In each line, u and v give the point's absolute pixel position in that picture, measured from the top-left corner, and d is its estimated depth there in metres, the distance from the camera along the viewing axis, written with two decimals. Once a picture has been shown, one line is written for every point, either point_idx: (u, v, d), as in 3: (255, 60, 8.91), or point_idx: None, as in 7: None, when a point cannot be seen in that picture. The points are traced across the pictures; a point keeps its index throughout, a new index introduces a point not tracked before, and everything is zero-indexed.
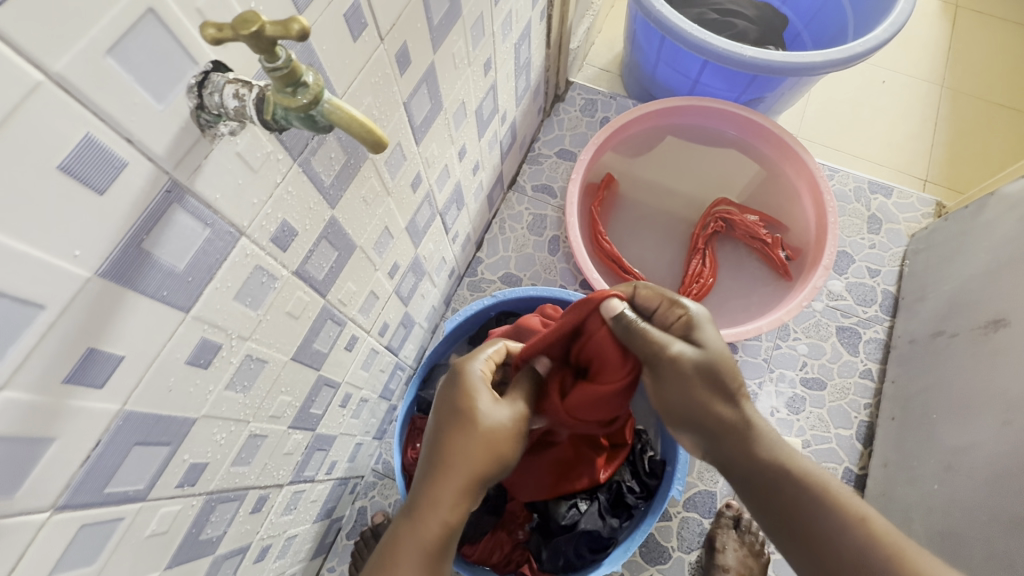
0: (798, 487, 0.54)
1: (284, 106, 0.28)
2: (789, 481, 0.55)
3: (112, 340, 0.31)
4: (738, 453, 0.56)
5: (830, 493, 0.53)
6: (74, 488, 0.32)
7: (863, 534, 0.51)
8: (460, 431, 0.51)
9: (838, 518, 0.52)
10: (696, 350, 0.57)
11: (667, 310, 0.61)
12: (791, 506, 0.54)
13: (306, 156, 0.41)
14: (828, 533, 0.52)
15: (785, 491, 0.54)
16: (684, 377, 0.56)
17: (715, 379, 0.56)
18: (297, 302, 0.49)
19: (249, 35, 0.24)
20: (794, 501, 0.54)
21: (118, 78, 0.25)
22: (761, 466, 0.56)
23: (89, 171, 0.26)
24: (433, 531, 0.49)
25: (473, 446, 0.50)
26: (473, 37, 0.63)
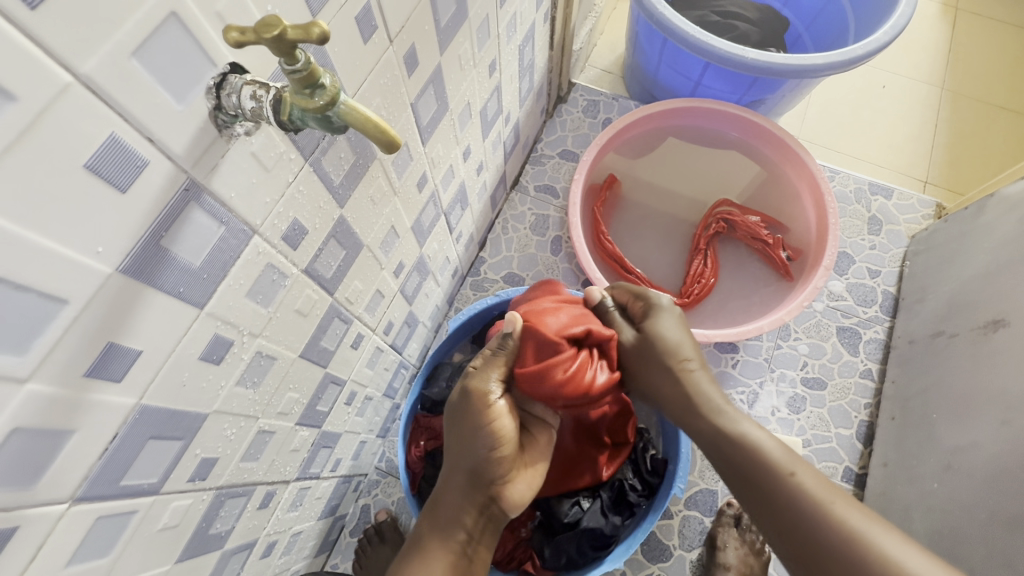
0: (736, 449, 0.57)
1: (301, 107, 0.29)
2: (728, 446, 0.58)
3: (130, 335, 0.32)
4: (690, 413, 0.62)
5: (767, 455, 0.55)
6: (91, 481, 0.33)
7: (796, 492, 0.52)
8: (464, 428, 0.59)
9: (772, 478, 0.54)
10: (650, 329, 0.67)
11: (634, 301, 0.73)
12: (731, 468, 0.57)
13: (316, 156, 0.42)
14: (762, 492, 0.54)
15: (725, 455, 0.58)
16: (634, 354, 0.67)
17: (666, 352, 0.65)
18: (306, 300, 0.49)
19: (271, 39, 0.24)
20: (734, 463, 0.57)
21: (141, 79, 0.26)
22: (704, 433, 0.60)
23: (112, 169, 0.26)
24: (450, 520, 0.58)
25: (475, 440, 0.58)
26: (478, 39, 0.63)
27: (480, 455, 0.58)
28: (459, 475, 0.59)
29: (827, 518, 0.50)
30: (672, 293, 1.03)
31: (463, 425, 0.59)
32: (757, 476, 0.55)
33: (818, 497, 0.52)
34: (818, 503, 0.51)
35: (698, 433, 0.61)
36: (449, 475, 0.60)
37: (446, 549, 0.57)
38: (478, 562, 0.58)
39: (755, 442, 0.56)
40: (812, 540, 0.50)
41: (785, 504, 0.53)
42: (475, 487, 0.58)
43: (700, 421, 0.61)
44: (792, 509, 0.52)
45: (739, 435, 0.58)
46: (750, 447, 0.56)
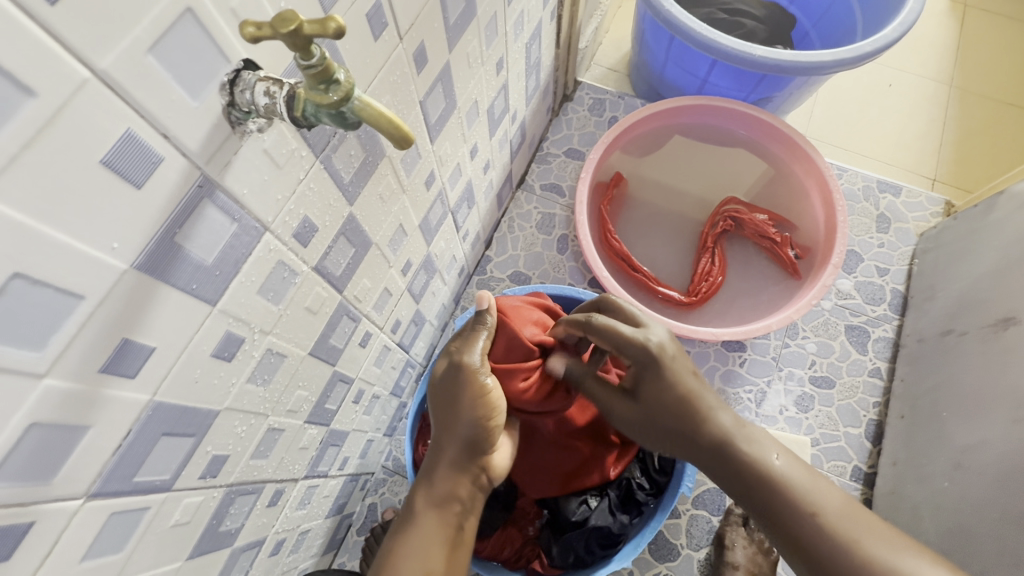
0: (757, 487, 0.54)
1: (316, 103, 0.29)
2: (748, 483, 0.55)
3: (144, 332, 0.32)
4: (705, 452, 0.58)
5: (793, 490, 0.53)
6: (105, 477, 0.33)
7: (823, 532, 0.51)
8: (457, 399, 0.60)
9: (796, 516, 0.52)
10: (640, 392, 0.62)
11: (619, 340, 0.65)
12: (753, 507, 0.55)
13: (327, 153, 0.42)
14: (786, 532, 0.52)
15: (745, 494, 0.55)
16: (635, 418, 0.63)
17: (678, 406, 0.59)
18: (316, 298, 0.49)
19: (287, 33, 0.24)
20: (756, 503, 0.55)
21: (157, 75, 0.26)
22: (720, 471, 0.57)
23: (128, 166, 0.27)
24: (445, 492, 0.56)
25: (467, 410, 0.59)
26: (486, 37, 0.63)
27: (473, 424, 0.58)
28: (452, 447, 0.59)
29: (857, 560, 0.49)
30: (679, 291, 1.03)
31: (455, 396, 0.60)
32: (781, 517, 0.53)
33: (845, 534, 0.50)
34: (850, 539, 0.50)
35: (710, 467, 0.58)
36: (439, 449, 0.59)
37: (442, 520, 0.55)
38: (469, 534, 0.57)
39: (778, 478, 0.54)
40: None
41: (811, 546, 0.51)
42: (468, 458, 0.58)
43: (714, 458, 0.57)
44: (819, 551, 0.50)
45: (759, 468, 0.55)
46: (770, 482, 0.54)
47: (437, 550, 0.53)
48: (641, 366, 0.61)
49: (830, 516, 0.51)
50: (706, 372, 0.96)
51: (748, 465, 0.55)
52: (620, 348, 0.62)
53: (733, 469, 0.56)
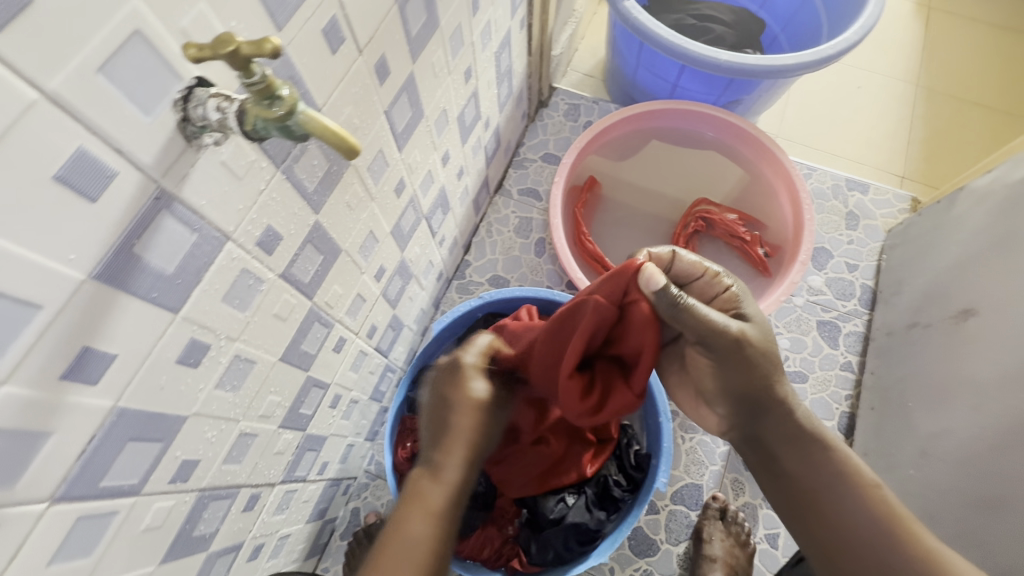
0: (825, 460, 0.58)
1: (261, 117, 0.30)
2: (814, 459, 0.59)
3: (105, 339, 0.33)
4: (778, 423, 0.60)
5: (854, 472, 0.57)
6: (71, 481, 0.34)
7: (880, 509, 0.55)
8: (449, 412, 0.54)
9: (855, 491, 0.56)
10: (747, 324, 0.58)
11: (711, 279, 0.61)
12: (814, 479, 0.58)
13: (288, 164, 0.43)
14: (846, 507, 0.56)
15: (810, 469, 0.59)
16: (738, 352, 0.57)
17: (770, 347, 0.58)
18: (284, 304, 0.51)
19: (226, 54, 0.26)
20: (820, 478, 0.58)
21: (107, 93, 0.27)
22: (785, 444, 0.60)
23: (82, 180, 0.28)
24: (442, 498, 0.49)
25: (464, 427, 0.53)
26: (452, 47, 0.65)
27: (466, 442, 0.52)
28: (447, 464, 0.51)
29: (913, 542, 0.53)
30: None
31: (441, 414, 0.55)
32: (845, 493, 0.57)
33: (898, 512, 0.55)
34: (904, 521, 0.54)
35: (792, 450, 0.59)
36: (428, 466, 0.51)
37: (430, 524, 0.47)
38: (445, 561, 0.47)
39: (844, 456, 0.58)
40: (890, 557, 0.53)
41: (867, 522, 0.55)
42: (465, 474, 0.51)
43: (789, 426, 0.59)
44: (873, 528, 0.55)
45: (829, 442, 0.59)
46: (843, 459, 0.58)
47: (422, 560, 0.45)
48: (733, 296, 0.59)
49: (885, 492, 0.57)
50: None
51: (820, 442, 0.59)
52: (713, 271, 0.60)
53: (808, 440, 0.59)
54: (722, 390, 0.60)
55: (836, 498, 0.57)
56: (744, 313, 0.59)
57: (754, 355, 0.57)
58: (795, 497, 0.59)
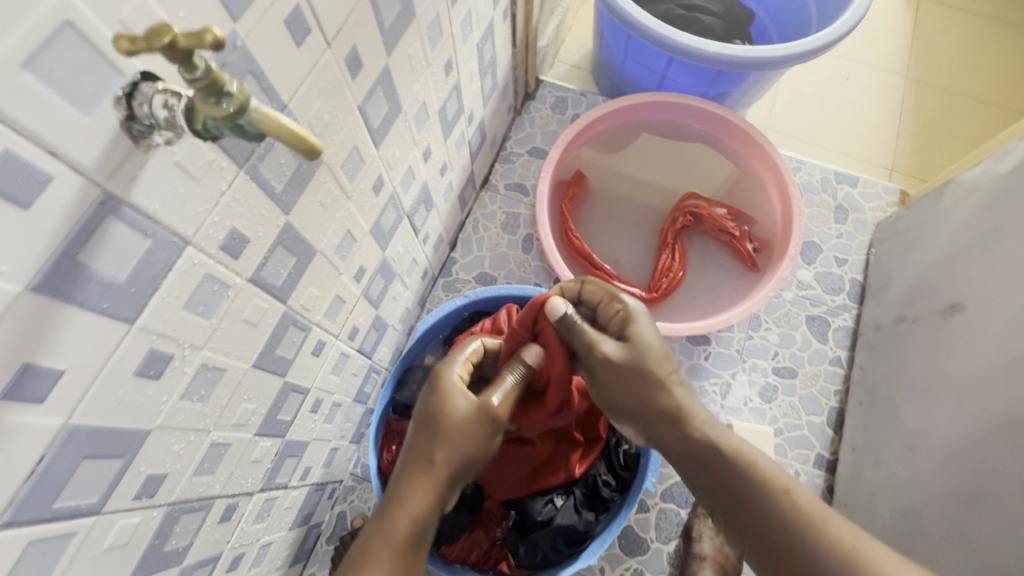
0: (729, 468, 0.59)
1: (210, 116, 0.28)
2: (716, 468, 0.59)
3: (50, 355, 0.31)
4: (674, 439, 0.62)
5: (761, 474, 0.57)
6: (19, 504, 0.32)
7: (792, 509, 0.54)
8: (458, 427, 0.58)
9: (760, 493, 0.56)
10: (625, 345, 0.65)
11: (609, 304, 0.69)
12: (720, 489, 0.58)
13: (253, 163, 0.41)
14: (755, 512, 0.55)
15: (713, 479, 0.59)
16: (615, 369, 0.64)
17: (651, 364, 0.64)
18: (255, 309, 0.48)
19: (162, 47, 0.24)
20: (725, 487, 0.58)
21: (37, 91, 0.25)
22: (685, 457, 0.62)
23: (11, 185, 0.26)
24: (407, 522, 0.54)
25: (472, 443, 0.57)
26: (430, 38, 0.63)
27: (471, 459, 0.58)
28: (425, 481, 0.56)
29: (822, 538, 0.51)
30: (642, 287, 1.03)
31: (438, 427, 0.57)
32: (748, 497, 0.56)
33: (807, 511, 0.53)
34: (818, 520, 0.53)
35: (695, 462, 0.61)
36: (404, 484, 0.56)
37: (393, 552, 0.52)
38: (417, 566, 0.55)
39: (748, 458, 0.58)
40: (805, 562, 0.51)
41: (781, 528, 0.53)
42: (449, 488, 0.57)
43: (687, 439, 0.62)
44: (783, 529, 0.53)
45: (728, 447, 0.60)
46: (745, 464, 0.58)
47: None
48: (625, 317, 0.67)
49: (789, 488, 0.55)
50: None
51: (720, 449, 0.60)
52: (612, 296, 0.68)
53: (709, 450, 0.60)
54: (613, 408, 0.66)
55: (748, 506, 0.56)
56: (630, 335, 0.66)
57: (622, 369, 0.64)
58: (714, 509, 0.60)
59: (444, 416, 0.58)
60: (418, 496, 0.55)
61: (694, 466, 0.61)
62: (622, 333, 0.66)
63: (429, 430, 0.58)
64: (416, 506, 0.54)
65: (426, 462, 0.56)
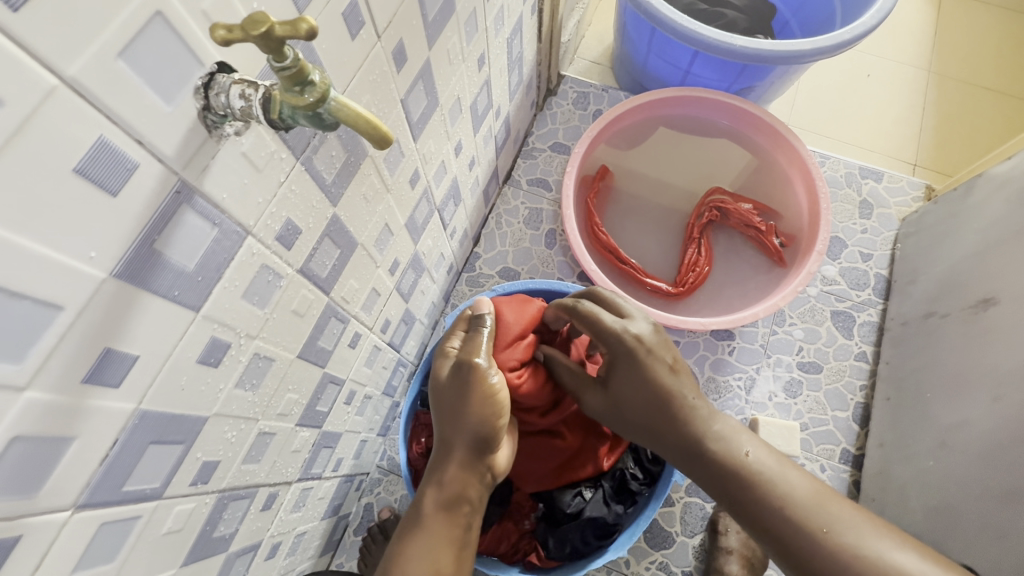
0: (736, 477, 0.57)
1: (292, 104, 0.29)
2: (725, 478, 0.57)
3: (127, 341, 0.31)
4: (683, 445, 0.60)
5: (765, 484, 0.56)
6: (94, 487, 0.33)
7: (794, 516, 0.53)
8: (460, 395, 0.59)
9: (768, 503, 0.55)
10: (631, 374, 0.63)
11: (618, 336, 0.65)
12: (726, 497, 0.58)
13: (308, 155, 0.42)
14: (763, 522, 0.55)
15: (723, 488, 0.58)
16: (632, 386, 0.63)
17: (661, 390, 0.62)
18: (302, 300, 0.49)
19: (259, 35, 0.24)
20: (732, 496, 0.57)
21: (129, 81, 0.26)
22: (693, 464, 0.60)
23: (102, 173, 0.26)
24: (456, 493, 0.56)
25: (475, 403, 0.58)
26: (467, 33, 0.63)
27: (484, 420, 0.57)
28: (457, 452, 0.58)
29: (836, 550, 0.51)
30: (666, 282, 1.03)
31: (448, 400, 0.60)
32: (756, 509, 0.55)
33: (811, 515, 0.53)
34: (820, 526, 0.52)
35: (704, 470, 0.59)
36: (441, 461, 0.59)
37: (450, 522, 0.55)
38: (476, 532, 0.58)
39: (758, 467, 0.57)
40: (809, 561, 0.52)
41: (785, 531, 0.53)
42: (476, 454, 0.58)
43: (690, 446, 0.60)
44: (796, 541, 0.53)
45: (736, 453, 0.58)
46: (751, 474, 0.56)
47: (447, 556, 0.53)
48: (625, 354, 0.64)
49: (797, 493, 0.55)
50: (696, 361, 0.97)
51: (729, 456, 0.58)
52: (600, 335, 0.67)
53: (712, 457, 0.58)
54: (622, 415, 0.65)
55: (755, 511, 0.55)
56: (636, 362, 0.63)
57: (639, 387, 0.63)
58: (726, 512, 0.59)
59: (447, 392, 0.60)
60: (452, 470, 0.57)
61: (699, 473, 0.60)
62: (629, 362, 0.64)
63: (452, 406, 0.59)
64: (450, 477, 0.57)
65: (450, 435, 0.59)
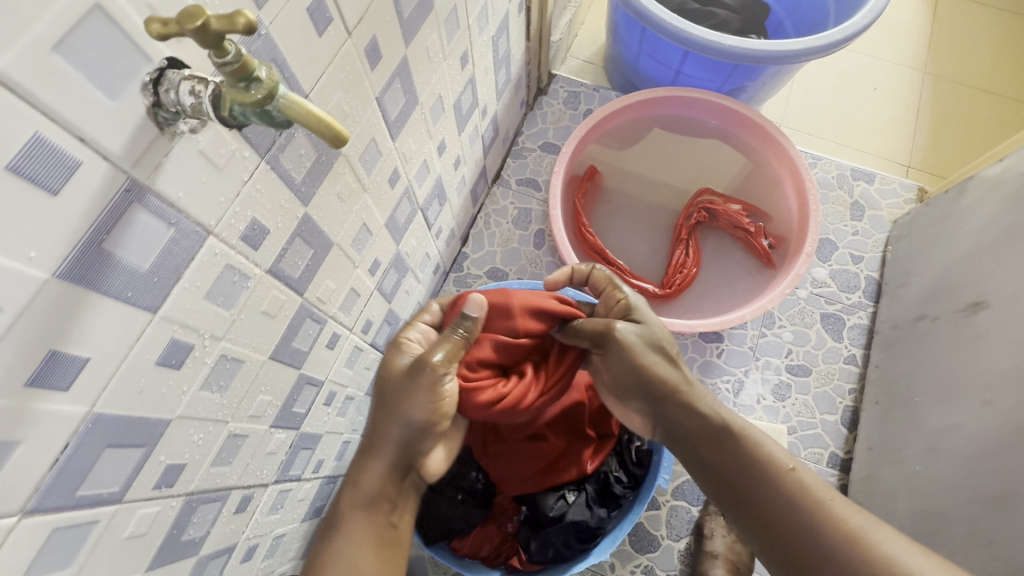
0: (738, 446, 0.55)
1: (238, 102, 0.28)
2: (728, 445, 0.56)
3: (76, 342, 0.31)
4: (685, 416, 0.60)
5: (766, 452, 0.54)
6: (44, 492, 0.32)
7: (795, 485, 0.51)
8: (405, 394, 0.55)
9: (777, 487, 0.52)
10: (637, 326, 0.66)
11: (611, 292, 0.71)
12: (726, 464, 0.55)
13: (273, 153, 0.41)
14: (768, 504, 0.51)
15: (723, 456, 0.56)
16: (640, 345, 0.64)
17: (663, 346, 0.65)
18: (273, 301, 0.48)
19: (195, 30, 0.23)
20: (731, 460, 0.55)
21: (67, 76, 0.25)
22: (695, 434, 0.59)
23: (40, 170, 0.26)
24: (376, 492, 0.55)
25: (423, 404, 0.55)
26: (448, 30, 0.62)
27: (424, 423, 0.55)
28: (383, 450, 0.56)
29: (844, 539, 0.47)
30: (654, 283, 1.03)
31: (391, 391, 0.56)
32: (760, 492, 0.52)
33: (820, 500, 0.50)
34: (819, 500, 0.50)
35: (706, 441, 0.58)
36: (365, 451, 0.56)
37: None
38: (404, 527, 0.57)
39: (770, 455, 0.54)
40: (810, 538, 0.48)
41: (784, 504, 0.51)
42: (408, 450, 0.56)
43: (699, 429, 0.59)
44: (801, 527, 0.49)
45: (748, 439, 0.56)
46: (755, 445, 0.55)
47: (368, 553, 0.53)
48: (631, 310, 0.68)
49: (808, 480, 0.51)
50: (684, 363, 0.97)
51: (738, 435, 0.56)
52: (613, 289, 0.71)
53: (718, 438, 0.57)
54: (628, 391, 0.65)
55: (757, 484, 0.53)
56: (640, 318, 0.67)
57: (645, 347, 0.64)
58: (725, 494, 0.55)
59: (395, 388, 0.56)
60: (375, 464, 0.55)
61: (699, 457, 0.58)
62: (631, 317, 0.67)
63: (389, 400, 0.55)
64: (371, 470, 0.55)
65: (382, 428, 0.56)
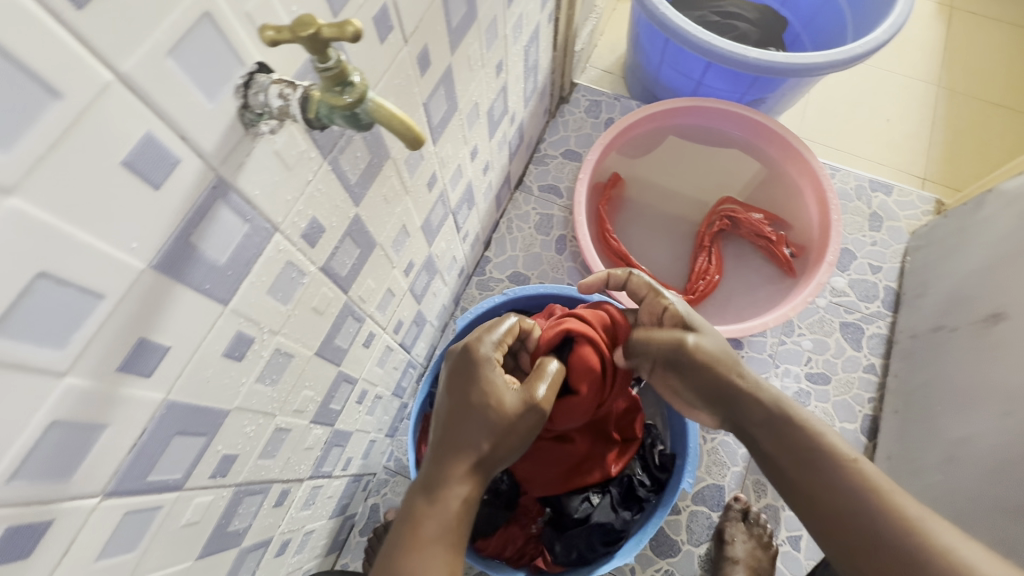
0: (803, 438, 0.58)
1: (331, 104, 0.30)
2: (793, 438, 0.58)
3: (160, 331, 0.32)
4: (753, 409, 0.62)
5: (831, 445, 0.56)
6: (121, 475, 0.33)
7: (856, 476, 0.53)
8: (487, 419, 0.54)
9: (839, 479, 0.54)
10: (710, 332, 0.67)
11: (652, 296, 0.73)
12: (792, 456, 0.57)
13: (335, 154, 0.42)
14: (830, 494, 0.53)
15: (788, 448, 0.58)
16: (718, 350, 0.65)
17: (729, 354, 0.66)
18: (322, 298, 0.50)
19: (307, 36, 0.25)
20: (799, 452, 0.57)
21: (175, 78, 0.26)
22: (760, 425, 0.61)
23: (148, 166, 0.27)
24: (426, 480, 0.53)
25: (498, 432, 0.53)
26: (487, 39, 0.64)
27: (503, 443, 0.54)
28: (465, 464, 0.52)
29: (906, 531, 0.49)
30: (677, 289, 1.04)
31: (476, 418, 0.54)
32: (825, 485, 0.54)
33: (880, 492, 0.51)
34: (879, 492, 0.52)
35: (771, 431, 0.60)
36: (445, 458, 0.53)
37: None
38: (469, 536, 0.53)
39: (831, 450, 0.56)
40: (870, 528, 0.50)
41: (846, 496, 0.53)
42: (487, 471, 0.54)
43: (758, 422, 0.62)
44: (861, 516, 0.51)
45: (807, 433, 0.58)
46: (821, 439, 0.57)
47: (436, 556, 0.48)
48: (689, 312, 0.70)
49: (871, 475, 0.53)
50: None
51: (802, 426, 0.58)
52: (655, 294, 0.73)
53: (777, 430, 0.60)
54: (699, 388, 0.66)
55: (821, 477, 0.55)
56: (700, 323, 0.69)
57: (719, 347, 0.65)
58: (786, 484, 0.57)
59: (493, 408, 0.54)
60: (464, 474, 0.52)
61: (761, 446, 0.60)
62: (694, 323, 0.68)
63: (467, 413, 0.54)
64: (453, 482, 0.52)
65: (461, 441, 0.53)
